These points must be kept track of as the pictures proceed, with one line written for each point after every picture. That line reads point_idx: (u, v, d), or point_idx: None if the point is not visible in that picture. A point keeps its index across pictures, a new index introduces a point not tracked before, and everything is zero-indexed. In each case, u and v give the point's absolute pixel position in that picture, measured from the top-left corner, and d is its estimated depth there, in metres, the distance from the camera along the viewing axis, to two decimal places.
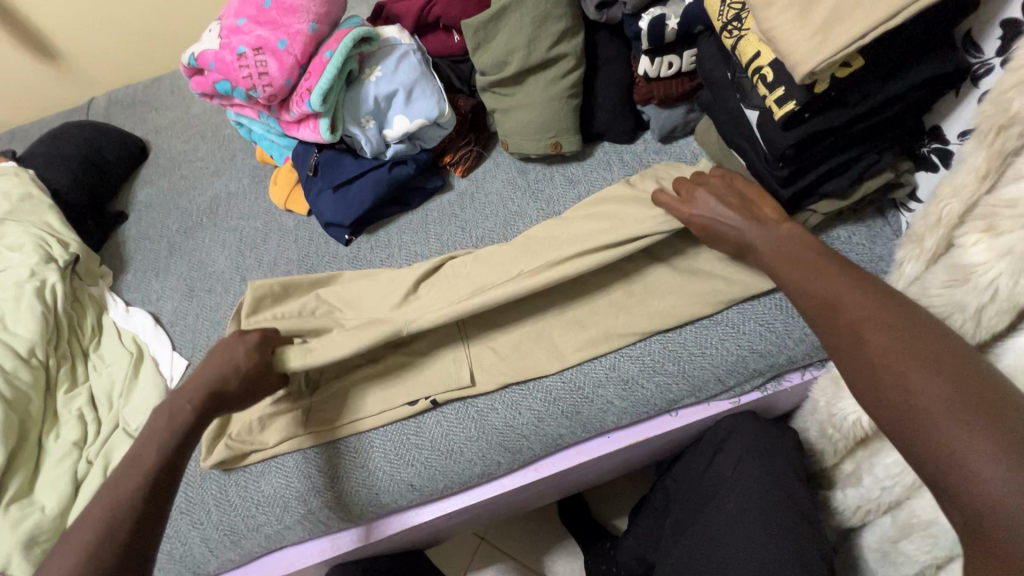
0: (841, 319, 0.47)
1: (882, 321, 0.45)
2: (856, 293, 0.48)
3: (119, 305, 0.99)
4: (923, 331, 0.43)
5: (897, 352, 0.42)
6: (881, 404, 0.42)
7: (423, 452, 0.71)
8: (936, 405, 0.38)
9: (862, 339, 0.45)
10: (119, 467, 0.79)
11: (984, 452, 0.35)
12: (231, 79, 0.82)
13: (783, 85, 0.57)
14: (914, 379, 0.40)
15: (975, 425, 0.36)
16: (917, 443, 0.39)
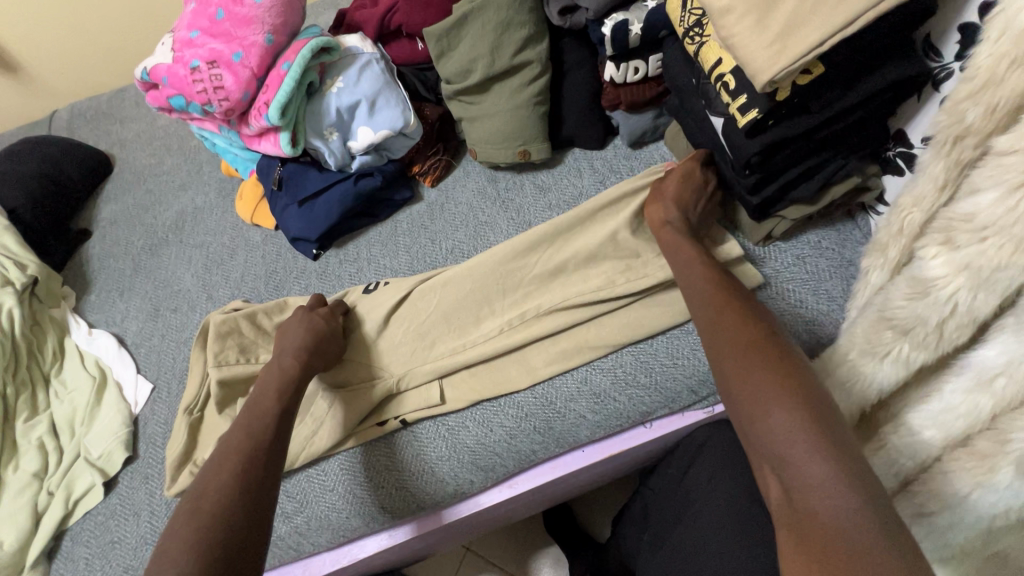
0: (721, 334, 0.52)
1: (748, 338, 0.50)
2: (734, 314, 0.54)
3: (82, 327, 0.96)
4: (775, 347, 0.49)
5: (753, 363, 0.48)
6: (736, 407, 0.47)
7: (393, 474, 0.70)
8: (772, 406, 0.44)
9: (731, 351, 0.50)
10: (82, 497, 0.77)
11: (803, 444, 0.41)
12: (186, 94, 0.79)
13: (746, 94, 0.56)
14: (761, 386, 0.46)
15: (799, 423, 0.42)
16: (765, 433, 0.44)
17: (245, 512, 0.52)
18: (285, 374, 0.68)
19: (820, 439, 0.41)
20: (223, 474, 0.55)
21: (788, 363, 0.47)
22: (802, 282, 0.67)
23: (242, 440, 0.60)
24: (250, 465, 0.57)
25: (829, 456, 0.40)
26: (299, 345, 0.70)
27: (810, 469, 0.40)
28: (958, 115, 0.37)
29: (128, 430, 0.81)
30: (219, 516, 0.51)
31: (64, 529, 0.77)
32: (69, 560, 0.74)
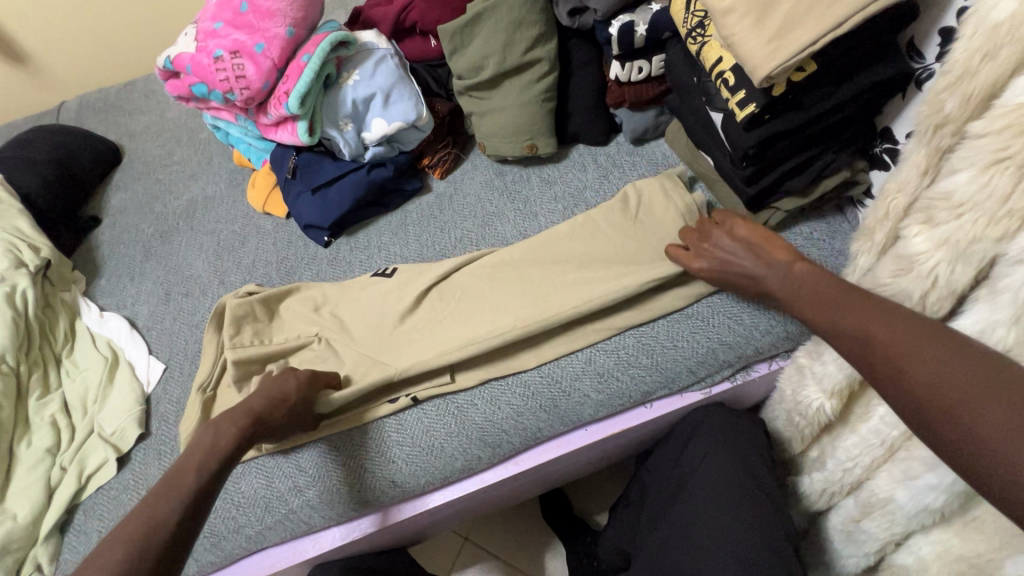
0: (855, 329, 0.46)
1: (892, 322, 0.44)
2: (861, 304, 0.47)
3: (93, 310, 0.98)
4: (933, 324, 0.42)
5: (917, 344, 0.41)
6: (909, 402, 0.40)
7: (405, 449, 0.72)
8: (961, 392, 0.37)
9: (882, 340, 0.43)
10: (95, 472, 0.79)
11: (977, 404, 0.36)
12: (207, 82, 0.82)
13: (744, 89, 0.60)
14: (926, 375, 0.39)
15: (962, 382, 0.37)
16: (944, 432, 0.37)
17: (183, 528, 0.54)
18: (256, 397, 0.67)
19: (995, 393, 0.36)
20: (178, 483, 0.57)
21: (953, 340, 0.40)
22: None
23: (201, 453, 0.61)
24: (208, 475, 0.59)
25: None
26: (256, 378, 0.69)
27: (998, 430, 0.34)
28: (938, 104, 0.42)
29: (141, 408, 0.83)
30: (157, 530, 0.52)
31: (77, 504, 0.78)
32: (81, 533, 0.76)
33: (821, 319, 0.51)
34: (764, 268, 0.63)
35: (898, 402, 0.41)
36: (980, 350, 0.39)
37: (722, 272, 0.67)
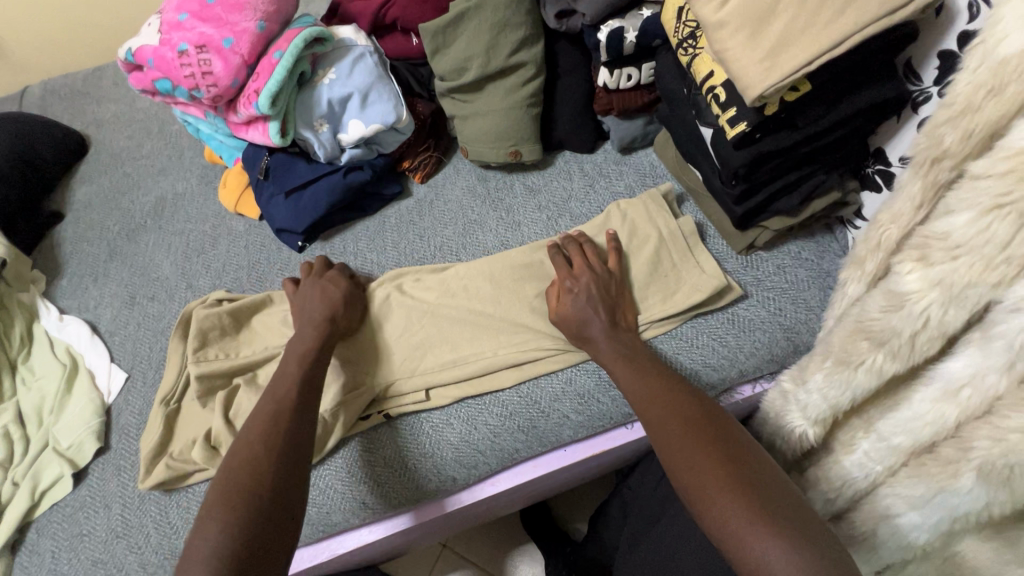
0: (652, 420, 0.55)
1: (682, 419, 0.53)
2: (655, 395, 0.57)
3: (52, 312, 0.93)
4: (711, 427, 0.52)
5: (699, 445, 0.51)
6: (688, 495, 0.49)
7: (375, 470, 0.69)
8: (725, 493, 0.47)
9: (671, 434, 0.53)
10: (49, 488, 0.75)
11: (736, 500, 0.46)
12: (172, 78, 0.77)
13: (735, 106, 0.57)
14: (709, 475, 0.48)
15: (729, 483, 0.47)
16: (719, 526, 0.46)
17: (271, 488, 0.53)
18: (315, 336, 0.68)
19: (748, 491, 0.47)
20: (258, 451, 0.55)
21: (725, 442, 0.51)
22: (781, 291, 0.70)
23: (263, 414, 0.59)
24: (269, 435, 0.57)
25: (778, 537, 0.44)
26: (333, 297, 0.73)
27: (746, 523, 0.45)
28: (937, 138, 0.40)
29: (100, 420, 0.79)
30: (239, 498, 0.51)
31: (29, 522, 0.74)
32: (34, 553, 0.72)
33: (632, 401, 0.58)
34: (604, 317, 0.66)
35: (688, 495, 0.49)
36: (736, 446, 0.51)
37: (569, 305, 0.68)
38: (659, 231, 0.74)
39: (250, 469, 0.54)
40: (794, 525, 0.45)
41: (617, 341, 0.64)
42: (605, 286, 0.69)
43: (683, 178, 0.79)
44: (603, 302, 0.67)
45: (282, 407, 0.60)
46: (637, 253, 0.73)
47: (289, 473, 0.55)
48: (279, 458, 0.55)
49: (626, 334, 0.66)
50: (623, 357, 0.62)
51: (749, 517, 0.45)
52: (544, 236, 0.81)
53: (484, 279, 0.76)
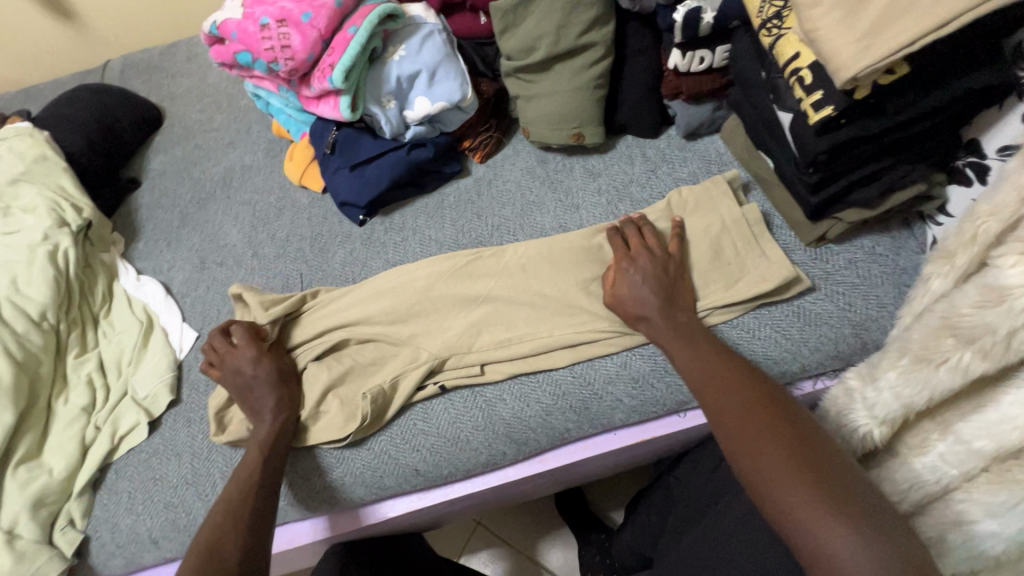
0: (711, 402, 0.55)
1: (744, 400, 0.53)
2: (715, 378, 0.57)
3: (130, 273, 0.99)
4: (776, 407, 0.52)
5: (762, 428, 0.51)
6: (748, 475, 0.49)
7: (429, 439, 0.71)
8: (790, 474, 0.46)
9: (732, 418, 0.53)
10: (127, 434, 0.80)
11: (796, 480, 0.46)
12: (252, 51, 0.80)
13: (822, 89, 0.55)
14: (769, 457, 0.48)
15: (790, 463, 0.47)
16: (780, 505, 0.46)
17: (232, 571, 0.56)
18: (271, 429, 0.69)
19: (809, 471, 0.46)
20: (223, 525, 0.60)
21: (791, 425, 0.51)
22: (852, 286, 0.67)
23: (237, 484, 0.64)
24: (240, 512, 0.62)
25: (840, 518, 0.43)
26: (254, 382, 0.72)
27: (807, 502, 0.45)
28: None
29: (172, 375, 0.84)
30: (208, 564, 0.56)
31: (108, 463, 0.80)
32: (113, 492, 0.78)
33: (692, 384, 0.58)
34: (661, 297, 0.66)
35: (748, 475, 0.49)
36: (803, 430, 0.50)
37: (625, 288, 0.67)
38: (722, 218, 0.73)
39: (226, 538, 0.59)
40: (861, 511, 0.44)
41: (675, 323, 0.64)
42: (661, 266, 0.68)
43: (752, 169, 0.77)
44: (660, 283, 0.67)
45: (251, 484, 0.65)
46: (698, 239, 0.72)
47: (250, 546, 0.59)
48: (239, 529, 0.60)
49: (681, 316, 0.65)
50: (682, 338, 0.62)
51: (809, 494, 0.45)
52: (603, 220, 0.81)
53: (542, 260, 0.77)
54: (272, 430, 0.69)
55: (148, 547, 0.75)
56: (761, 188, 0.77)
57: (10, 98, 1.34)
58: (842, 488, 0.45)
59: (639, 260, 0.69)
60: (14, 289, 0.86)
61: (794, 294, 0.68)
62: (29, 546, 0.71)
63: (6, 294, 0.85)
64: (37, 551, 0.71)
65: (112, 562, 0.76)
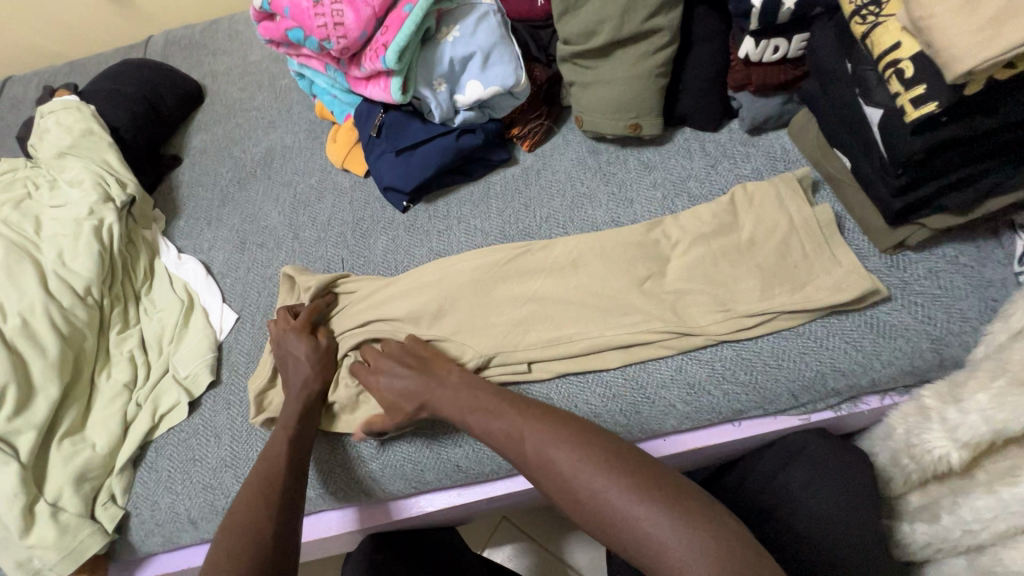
0: (532, 458, 0.56)
1: (562, 435, 0.56)
2: (528, 416, 0.58)
3: (171, 251, 0.98)
4: (598, 447, 0.54)
5: (560, 455, 0.54)
6: (604, 525, 0.51)
7: (472, 435, 0.70)
8: (615, 499, 0.50)
9: (543, 461, 0.55)
10: (167, 413, 0.80)
11: (648, 517, 0.49)
12: (305, 27, 0.79)
13: (926, 82, 0.51)
14: (621, 497, 0.50)
15: (640, 501, 0.50)
16: (648, 549, 0.48)
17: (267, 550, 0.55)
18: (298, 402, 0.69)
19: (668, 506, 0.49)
20: (256, 502, 0.60)
21: (591, 453, 0.54)
22: (932, 297, 0.63)
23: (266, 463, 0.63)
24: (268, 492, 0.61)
25: (698, 548, 0.46)
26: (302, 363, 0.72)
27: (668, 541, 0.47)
28: None
29: (212, 355, 0.84)
30: (247, 542, 0.55)
31: (149, 441, 0.80)
32: (153, 470, 0.78)
33: (500, 440, 0.59)
34: (423, 377, 0.67)
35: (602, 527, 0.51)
36: (590, 458, 0.53)
37: (383, 384, 0.68)
38: (791, 218, 0.69)
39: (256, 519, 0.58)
40: (696, 521, 0.48)
41: (456, 387, 0.65)
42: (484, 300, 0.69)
43: (824, 168, 0.72)
44: (399, 368, 0.68)
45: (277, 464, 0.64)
46: (764, 242, 0.69)
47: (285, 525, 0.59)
48: (273, 508, 0.59)
49: (456, 374, 0.67)
50: (487, 402, 0.62)
51: (669, 527, 0.48)
52: (658, 216, 0.77)
53: (595, 255, 0.74)
54: (297, 402, 0.69)
55: (187, 527, 0.75)
56: (832, 189, 0.72)
57: (54, 71, 1.34)
58: (697, 514, 0.48)
59: (397, 354, 0.70)
60: (60, 263, 0.86)
61: (868, 304, 0.64)
62: (72, 520, 0.71)
63: (53, 268, 0.86)
64: (79, 525, 0.71)
65: (151, 539, 0.76)
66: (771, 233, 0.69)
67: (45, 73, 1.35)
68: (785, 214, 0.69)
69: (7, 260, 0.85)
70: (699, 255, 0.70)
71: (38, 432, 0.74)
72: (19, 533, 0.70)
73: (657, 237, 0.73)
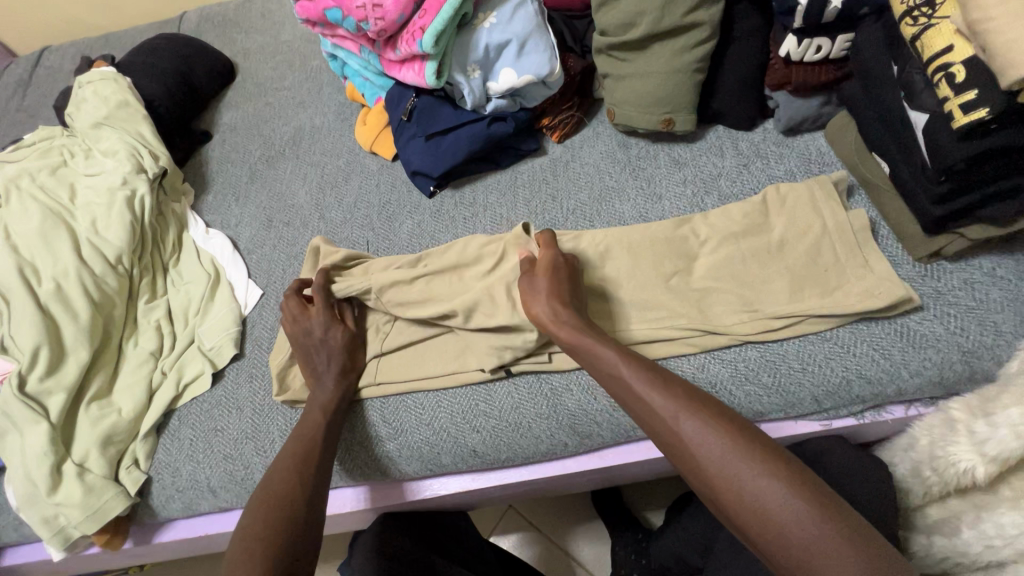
0: (689, 440, 0.52)
1: (725, 420, 0.53)
2: (690, 396, 0.55)
3: (199, 225, 0.99)
4: (746, 432, 0.51)
5: (720, 439, 0.51)
6: (749, 517, 0.48)
7: (491, 421, 0.70)
8: (776, 500, 0.47)
9: (704, 447, 0.51)
10: (190, 383, 0.82)
11: (793, 508, 0.46)
12: (343, 8, 0.80)
13: (977, 88, 0.50)
14: (770, 487, 0.48)
15: (783, 491, 0.47)
16: (789, 544, 0.46)
17: (302, 523, 0.60)
18: (335, 392, 0.70)
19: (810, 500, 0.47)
20: (288, 472, 0.63)
21: (740, 438, 0.51)
22: (966, 309, 0.62)
23: (298, 443, 0.66)
24: (299, 455, 0.65)
25: (845, 547, 0.44)
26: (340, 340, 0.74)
27: (811, 536, 0.45)
28: None
29: (237, 329, 0.85)
30: (280, 512, 0.60)
31: (173, 409, 0.81)
32: (175, 437, 0.79)
33: (647, 418, 0.56)
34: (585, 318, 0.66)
35: (742, 517, 0.49)
36: (740, 441, 0.51)
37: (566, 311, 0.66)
38: (823, 221, 0.68)
39: (289, 487, 0.62)
40: (871, 548, 0.44)
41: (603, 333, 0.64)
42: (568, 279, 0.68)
43: (859, 173, 0.71)
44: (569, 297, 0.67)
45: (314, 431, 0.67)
46: (794, 245, 0.68)
47: (315, 512, 0.62)
48: (307, 488, 0.62)
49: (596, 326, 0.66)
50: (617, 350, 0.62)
51: (815, 521, 0.46)
52: (687, 213, 0.76)
53: (622, 248, 0.73)
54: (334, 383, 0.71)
55: (207, 495, 0.76)
56: (867, 195, 0.71)
57: (91, 43, 1.36)
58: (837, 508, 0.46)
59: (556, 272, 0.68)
60: (93, 231, 0.88)
61: (898, 312, 0.63)
62: (97, 481, 0.73)
63: (86, 236, 0.87)
64: (104, 487, 0.73)
65: (171, 505, 0.77)
66: (801, 236, 0.68)
67: (82, 44, 1.37)
68: (818, 217, 0.68)
69: (42, 225, 0.87)
70: (727, 255, 0.69)
71: (67, 395, 0.76)
72: (47, 490, 0.72)
73: (685, 235, 0.73)
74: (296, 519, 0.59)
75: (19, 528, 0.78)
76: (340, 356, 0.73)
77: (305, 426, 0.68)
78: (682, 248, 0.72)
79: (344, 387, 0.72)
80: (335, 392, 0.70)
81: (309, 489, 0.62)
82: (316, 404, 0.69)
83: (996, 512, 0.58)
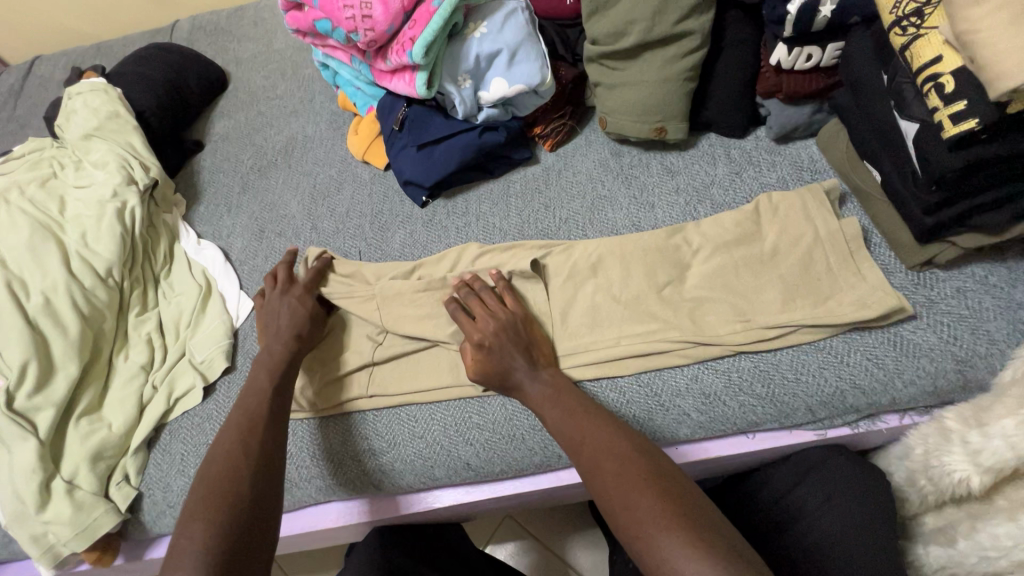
0: (589, 465, 0.56)
1: (624, 448, 0.56)
2: (609, 438, 0.57)
3: (191, 236, 0.99)
4: (641, 461, 0.55)
5: (613, 467, 0.55)
6: (630, 539, 0.51)
7: (483, 434, 0.70)
8: (651, 523, 0.50)
9: (599, 471, 0.55)
10: (182, 397, 0.81)
11: (666, 531, 0.49)
12: (333, 18, 0.80)
13: (966, 99, 0.50)
14: (647, 511, 0.50)
15: (660, 514, 0.50)
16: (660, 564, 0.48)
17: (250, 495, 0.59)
18: (281, 354, 0.72)
19: (684, 523, 0.49)
20: (233, 442, 0.63)
21: (633, 466, 0.54)
22: (959, 318, 0.61)
23: (242, 413, 0.66)
24: (244, 427, 0.65)
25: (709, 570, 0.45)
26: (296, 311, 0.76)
27: (678, 557, 0.47)
28: None
29: (228, 341, 0.84)
30: (227, 487, 0.59)
31: (164, 423, 0.81)
32: (166, 452, 0.78)
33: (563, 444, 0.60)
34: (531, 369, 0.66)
35: (627, 539, 0.51)
36: (633, 467, 0.54)
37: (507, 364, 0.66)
38: (816, 230, 0.68)
39: (235, 458, 0.61)
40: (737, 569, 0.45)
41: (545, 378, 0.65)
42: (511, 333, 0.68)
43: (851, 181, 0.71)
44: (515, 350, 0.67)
45: (258, 399, 0.67)
46: (787, 254, 0.68)
47: (264, 477, 0.61)
48: (252, 460, 0.61)
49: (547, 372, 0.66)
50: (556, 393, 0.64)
51: (683, 544, 0.47)
52: (680, 222, 0.76)
53: (615, 258, 0.73)
54: (280, 348, 0.72)
55: None
56: (860, 203, 0.71)
57: (82, 52, 1.36)
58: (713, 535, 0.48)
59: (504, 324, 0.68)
60: (83, 244, 0.88)
61: (892, 321, 0.63)
62: (87, 498, 0.72)
63: (76, 249, 0.87)
64: (94, 504, 0.73)
65: (162, 521, 0.76)
66: (794, 245, 0.68)
67: (73, 54, 1.36)
68: (811, 226, 0.68)
69: (31, 239, 0.86)
70: (720, 264, 0.69)
71: (56, 411, 0.76)
72: (35, 508, 0.71)
73: (677, 244, 0.72)
74: (242, 493, 0.59)
75: (8, 546, 0.77)
76: (293, 323, 0.75)
77: (252, 393, 0.68)
78: (674, 258, 0.71)
79: (292, 350, 0.73)
80: (279, 354, 0.72)
81: (256, 458, 0.62)
82: (261, 370, 0.71)
83: (992, 522, 0.57)
